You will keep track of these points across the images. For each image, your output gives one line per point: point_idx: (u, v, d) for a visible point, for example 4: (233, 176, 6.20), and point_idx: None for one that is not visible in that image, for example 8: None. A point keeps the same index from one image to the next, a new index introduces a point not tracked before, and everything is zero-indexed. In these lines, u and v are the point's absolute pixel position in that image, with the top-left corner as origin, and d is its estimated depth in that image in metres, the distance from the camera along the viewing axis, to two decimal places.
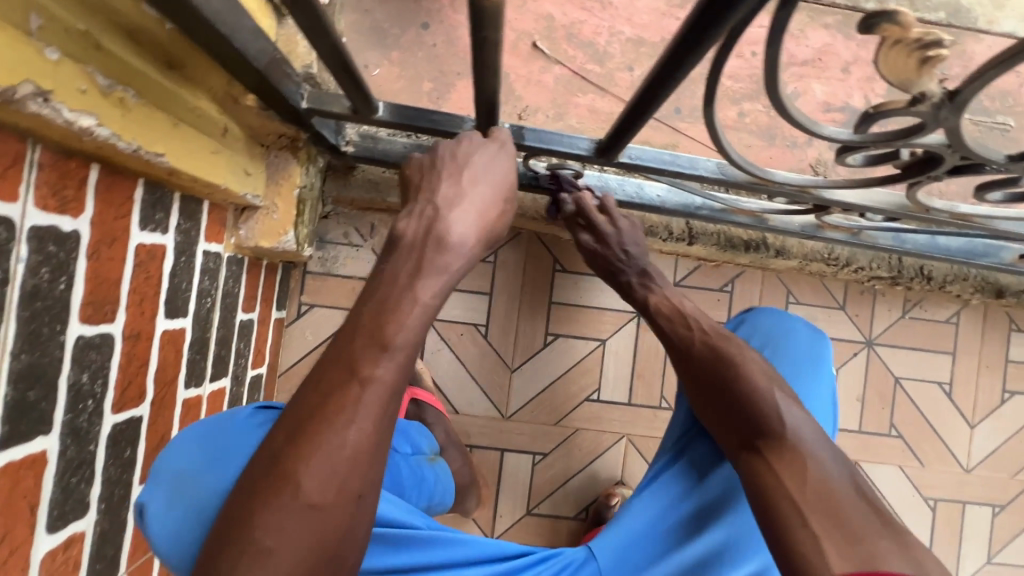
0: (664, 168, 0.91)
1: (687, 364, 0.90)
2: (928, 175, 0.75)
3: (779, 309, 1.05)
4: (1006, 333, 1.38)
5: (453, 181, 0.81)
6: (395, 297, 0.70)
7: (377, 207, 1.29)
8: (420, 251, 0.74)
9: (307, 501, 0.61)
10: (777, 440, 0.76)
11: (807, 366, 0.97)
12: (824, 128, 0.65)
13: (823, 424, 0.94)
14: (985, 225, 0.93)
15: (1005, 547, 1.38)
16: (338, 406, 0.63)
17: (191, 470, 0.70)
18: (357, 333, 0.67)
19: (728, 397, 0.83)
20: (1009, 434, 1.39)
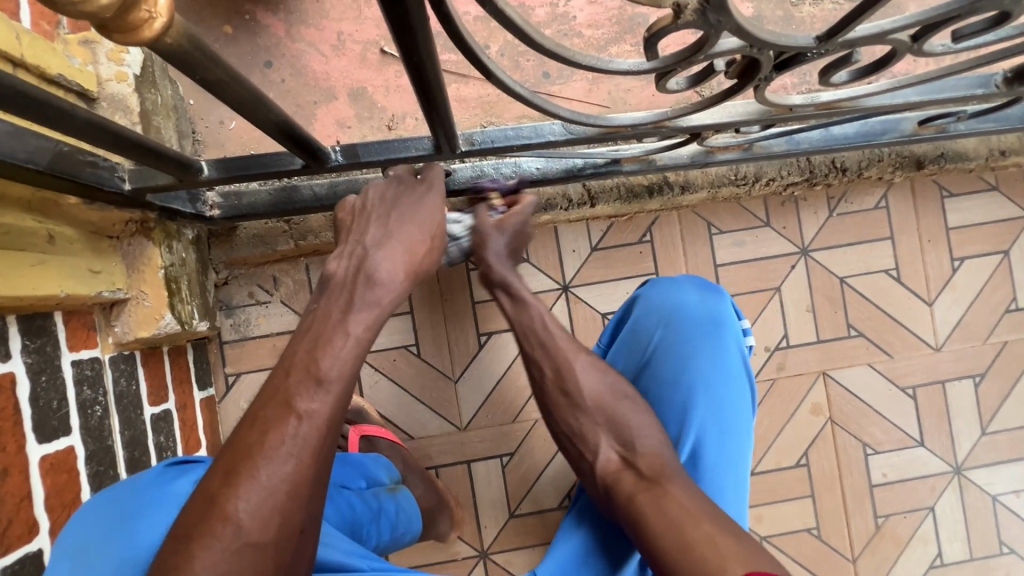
0: (512, 144, 0.87)
1: (556, 393, 0.88)
2: (758, 78, 0.72)
3: (679, 278, 1.00)
4: (939, 202, 1.34)
5: (381, 223, 0.79)
6: (328, 334, 0.68)
7: (272, 259, 1.25)
8: (352, 292, 0.73)
9: (245, 538, 0.57)
10: (650, 460, 0.81)
11: (704, 328, 0.94)
12: (608, 64, 0.61)
13: (730, 389, 0.90)
14: (852, 107, 0.89)
15: (997, 414, 1.35)
16: (275, 436, 0.61)
17: (98, 538, 0.63)
18: (290, 371, 0.65)
19: (603, 418, 0.86)
20: (970, 301, 1.34)
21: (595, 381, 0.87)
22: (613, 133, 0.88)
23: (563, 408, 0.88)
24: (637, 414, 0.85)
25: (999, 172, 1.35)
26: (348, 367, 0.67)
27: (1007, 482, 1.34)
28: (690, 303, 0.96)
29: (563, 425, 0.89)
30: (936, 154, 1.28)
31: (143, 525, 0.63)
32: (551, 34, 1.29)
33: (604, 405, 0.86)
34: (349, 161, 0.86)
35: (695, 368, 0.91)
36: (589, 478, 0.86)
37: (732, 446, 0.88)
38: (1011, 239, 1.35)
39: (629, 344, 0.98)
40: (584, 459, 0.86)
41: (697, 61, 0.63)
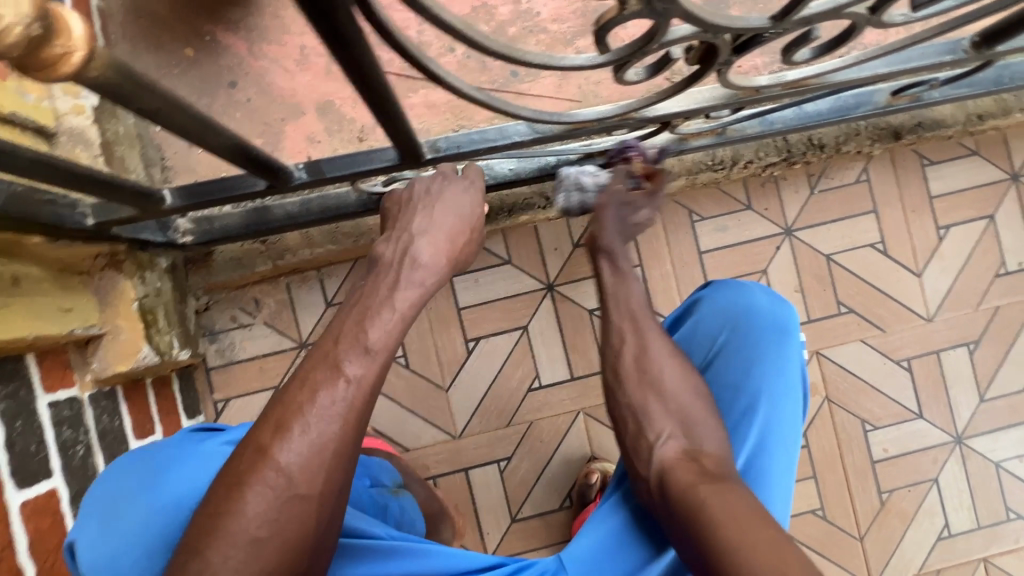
0: (478, 148, 0.86)
1: (637, 368, 0.89)
2: (718, 63, 0.70)
3: (741, 282, 0.99)
4: (920, 171, 1.33)
5: (424, 213, 0.81)
6: (375, 309, 0.71)
7: (253, 281, 1.24)
8: (400, 272, 0.75)
9: (294, 489, 0.62)
10: (712, 459, 0.79)
11: (769, 338, 0.93)
12: (557, 61, 0.60)
13: (787, 400, 0.89)
14: (819, 84, 0.88)
15: (994, 380, 1.33)
16: (324, 396, 0.64)
17: (131, 491, 0.71)
18: (339, 339, 0.69)
19: (674, 408, 0.85)
20: (959, 269, 1.33)
21: (676, 375, 0.88)
22: (579, 128, 0.87)
23: (636, 385, 0.88)
24: (707, 419, 0.85)
25: (978, 136, 1.33)
26: (392, 339, 0.71)
27: (1009, 448, 1.33)
28: (759, 307, 0.95)
29: (626, 399, 0.89)
30: (913, 124, 1.27)
31: (175, 481, 0.72)
32: (516, 31, 1.27)
33: (680, 398, 0.86)
34: (313, 178, 0.84)
35: (763, 374, 0.90)
36: (643, 461, 0.83)
37: (782, 458, 0.87)
38: (996, 203, 1.33)
39: (691, 345, 0.97)
40: (642, 441, 0.85)
41: (652, 50, 0.62)
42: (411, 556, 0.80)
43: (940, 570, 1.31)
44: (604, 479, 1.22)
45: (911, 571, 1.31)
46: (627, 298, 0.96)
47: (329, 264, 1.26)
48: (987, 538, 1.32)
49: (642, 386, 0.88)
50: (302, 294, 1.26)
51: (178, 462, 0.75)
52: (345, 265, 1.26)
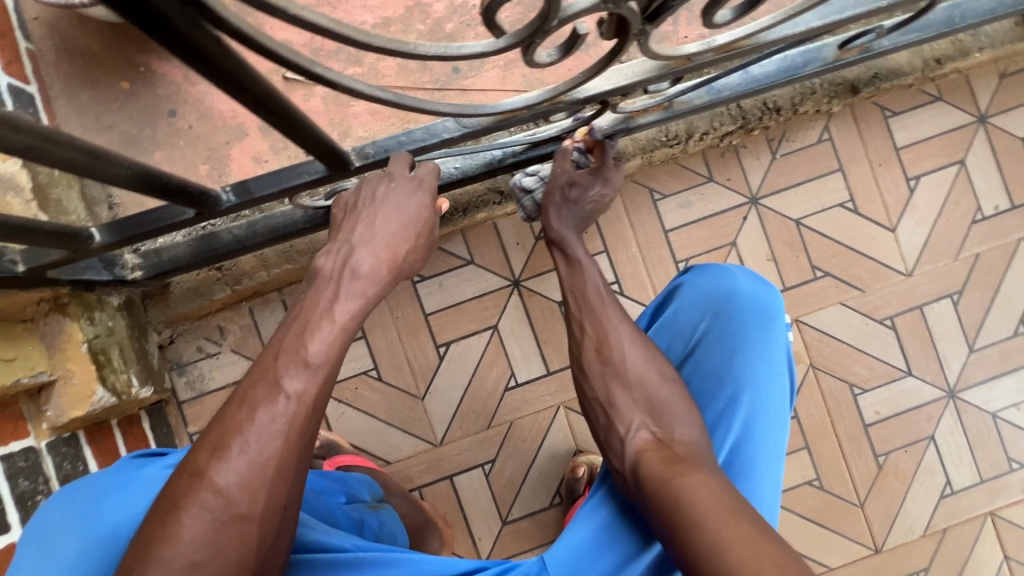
0: (408, 149, 0.83)
1: (603, 359, 0.86)
2: (633, 35, 0.67)
3: (725, 266, 0.95)
4: (883, 123, 1.29)
5: (365, 222, 0.76)
6: (314, 323, 0.67)
7: (214, 308, 1.22)
8: (339, 285, 0.71)
9: (233, 510, 0.57)
10: (684, 447, 0.76)
11: (750, 325, 0.89)
12: (451, 50, 0.57)
13: (770, 388, 0.86)
14: (751, 44, 0.85)
15: (983, 329, 1.30)
16: (261, 411, 0.60)
17: (66, 528, 0.62)
18: (279, 353, 0.64)
19: (640, 396, 0.82)
20: (934, 219, 1.29)
21: (639, 359, 0.85)
22: (510, 117, 0.84)
23: (604, 375, 0.85)
24: (679, 406, 0.81)
25: (940, 81, 1.29)
26: (334, 353, 0.66)
27: (1005, 397, 1.29)
28: (741, 294, 0.91)
29: (593, 392, 0.86)
30: (869, 76, 1.23)
31: (111, 514, 0.63)
32: (453, 27, 1.24)
33: (647, 385, 0.83)
34: (242, 199, 0.82)
35: (746, 362, 0.87)
36: (617, 453, 0.80)
37: (768, 448, 0.84)
38: (965, 148, 1.29)
39: (672, 333, 0.92)
40: (614, 433, 0.81)
41: (552, 29, 0.59)
42: (377, 568, 0.76)
43: (946, 528, 1.28)
44: (591, 470, 1.20)
45: (917, 532, 1.28)
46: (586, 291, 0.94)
47: (290, 284, 1.24)
48: (991, 491, 1.29)
49: (610, 374, 0.85)
50: (266, 317, 1.24)
51: (113, 496, 0.65)
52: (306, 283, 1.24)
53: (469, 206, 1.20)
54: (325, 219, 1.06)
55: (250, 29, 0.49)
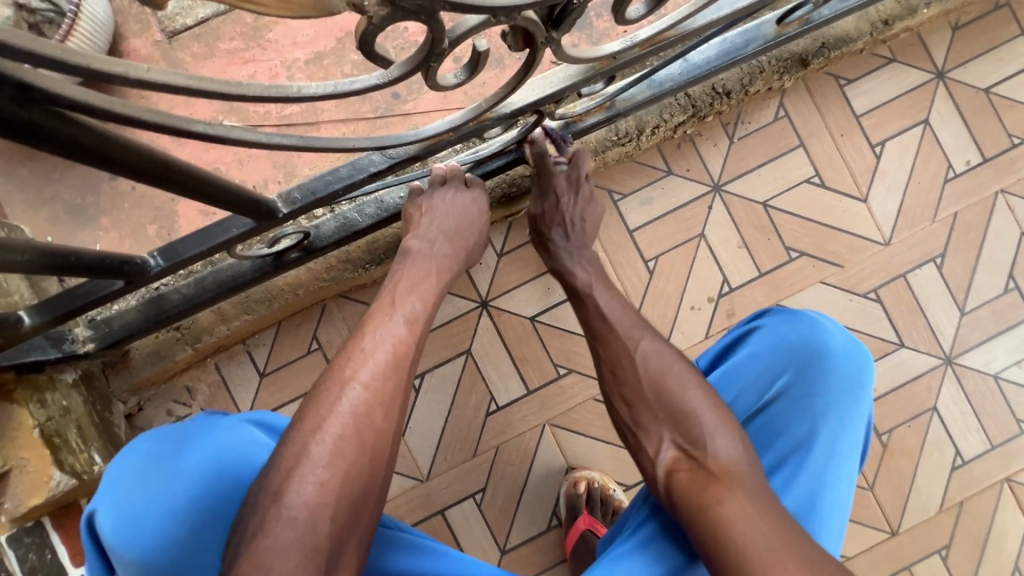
0: (336, 188, 0.80)
1: (620, 379, 0.88)
2: (543, 44, 0.64)
3: (814, 317, 0.89)
4: (839, 92, 1.25)
5: (431, 221, 0.96)
6: (412, 287, 0.90)
7: (179, 369, 1.18)
8: (426, 263, 0.94)
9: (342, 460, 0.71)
10: (719, 462, 0.75)
11: (835, 390, 0.84)
12: (337, 88, 0.54)
13: (845, 458, 0.82)
14: (679, 34, 0.82)
15: (971, 290, 1.25)
16: (379, 334, 0.82)
17: (154, 461, 0.77)
18: (377, 312, 0.86)
19: (666, 413, 0.82)
20: (906, 183, 1.25)
21: (658, 366, 0.86)
22: (438, 140, 0.80)
23: (627, 394, 0.86)
24: (708, 414, 0.79)
25: (892, 42, 1.26)
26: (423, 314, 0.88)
27: (1004, 356, 1.24)
28: (832, 350, 0.86)
29: (619, 407, 0.87)
30: (817, 47, 1.19)
31: (192, 454, 0.78)
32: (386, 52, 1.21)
33: (672, 398, 0.82)
34: (171, 262, 0.80)
35: (825, 427, 0.82)
36: (650, 477, 0.81)
37: (835, 522, 0.80)
38: (927, 107, 1.25)
39: (747, 383, 0.88)
40: (644, 454, 0.83)
41: (449, 51, 0.56)
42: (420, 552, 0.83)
43: (962, 502, 1.23)
44: (591, 486, 1.16)
45: (933, 509, 1.22)
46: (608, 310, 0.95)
47: (254, 334, 1.21)
48: (1004, 456, 1.23)
49: (629, 392, 0.87)
50: (233, 371, 1.20)
51: (196, 439, 0.80)
52: (270, 331, 1.21)
53: None
54: (275, 265, 1.03)
55: (90, 97, 0.47)
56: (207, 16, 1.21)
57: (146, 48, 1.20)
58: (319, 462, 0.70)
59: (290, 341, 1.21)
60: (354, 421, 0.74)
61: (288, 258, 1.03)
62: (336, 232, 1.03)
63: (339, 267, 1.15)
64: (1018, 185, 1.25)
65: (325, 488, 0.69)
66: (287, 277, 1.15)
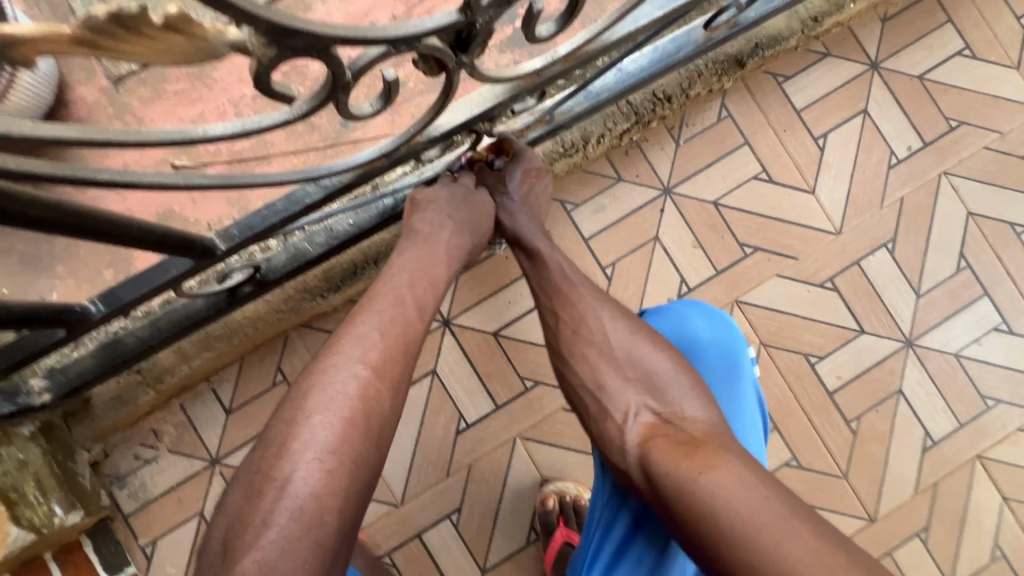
0: (273, 222, 0.81)
1: (583, 341, 0.84)
2: (456, 66, 0.65)
3: (706, 306, 0.94)
4: (778, 90, 1.28)
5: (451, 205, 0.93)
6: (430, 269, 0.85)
7: (143, 412, 1.18)
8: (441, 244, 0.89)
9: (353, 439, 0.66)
10: (697, 427, 0.75)
11: (727, 374, 0.88)
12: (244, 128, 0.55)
13: (750, 438, 0.87)
14: (599, 47, 0.84)
15: (924, 272, 1.27)
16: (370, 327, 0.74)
17: None
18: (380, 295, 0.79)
19: (634, 376, 0.80)
20: (851, 173, 1.27)
21: (620, 329, 0.84)
22: (371, 167, 0.81)
23: (589, 357, 0.83)
24: (677, 379, 0.80)
25: (825, 38, 1.29)
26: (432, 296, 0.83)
27: (963, 334, 1.26)
28: (705, 338, 0.90)
29: (579, 374, 0.84)
30: (751, 47, 1.21)
31: None
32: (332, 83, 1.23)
33: (640, 362, 0.81)
34: (113, 307, 0.80)
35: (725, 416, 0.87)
36: (617, 448, 0.78)
37: None
38: (864, 98, 1.29)
39: None
40: (608, 422, 0.80)
41: (355, 81, 0.57)
42: None
43: (936, 483, 1.23)
44: (562, 500, 1.16)
45: (908, 492, 1.23)
46: (566, 279, 0.91)
47: (217, 371, 1.20)
48: (972, 433, 1.24)
49: (591, 355, 0.84)
50: (198, 411, 1.20)
51: None
52: (233, 367, 1.21)
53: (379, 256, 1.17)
54: (229, 301, 1.03)
55: None
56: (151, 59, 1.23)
57: (93, 95, 1.21)
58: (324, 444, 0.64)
59: (254, 376, 1.21)
60: (361, 405, 0.67)
61: (241, 293, 1.03)
62: (288, 264, 1.03)
63: (297, 296, 1.16)
64: (960, 166, 1.28)
65: (331, 477, 0.63)
66: (245, 311, 1.15)
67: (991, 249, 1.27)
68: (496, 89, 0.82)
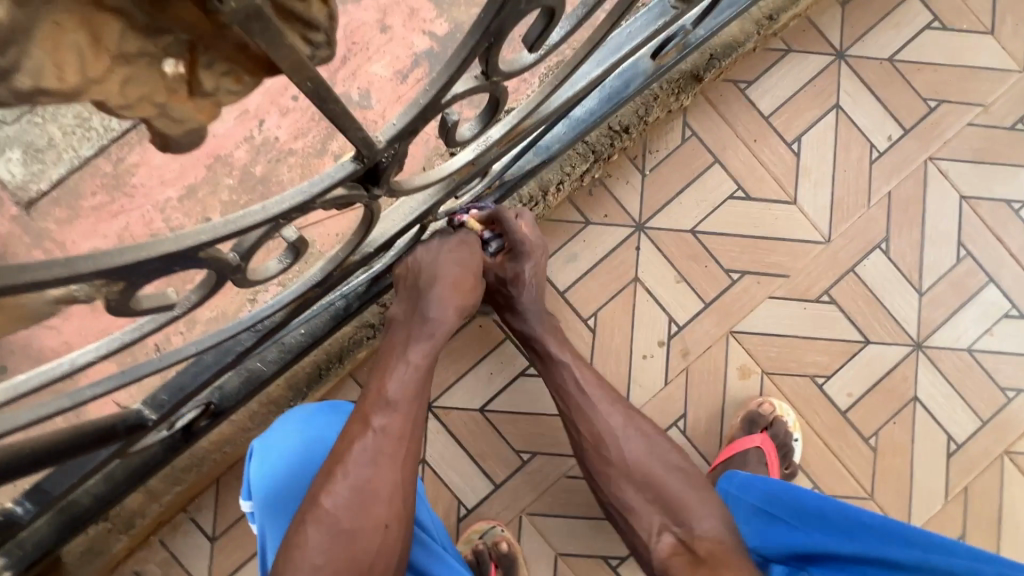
0: (204, 377, 0.75)
1: (603, 459, 0.84)
2: (369, 197, 0.56)
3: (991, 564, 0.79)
4: (741, 98, 1.18)
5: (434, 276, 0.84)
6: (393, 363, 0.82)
7: (122, 557, 1.09)
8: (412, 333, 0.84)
9: (342, 526, 0.71)
10: (707, 547, 0.77)
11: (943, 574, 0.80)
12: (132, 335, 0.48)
13: None
14: (537, 119, 0.74)
15: (924, 267, 1.19)
16: (359, 445, 0.75)
17: None
18: (367, 398, 0.79)
19: (654, 498, 0.81)
20: (833, 174, 1.19)
21: (639, 447, 0.84)
22: (303, 298, 0.74)
23: (613, 474, 0.83)
24: (694, 497, 0.80)
25: (784, 33, 1.19)
26: (410, 388, 0.80)
27: (973, 327, 1.18)
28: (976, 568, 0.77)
29: (604, 486, 0.84)
30: (706, 60, 1.12)
31: None
32: (263, 169, 1.05)
33: (658, 483, 0.81)
34: (41, 504, 0.78)
35: (805, 519, 0.87)
36: (645, 559, 0.80)
37: None
38: (835, 91, 1.19)
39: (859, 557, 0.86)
40: (636, 537, 0.81)
41: (253, 254, 0.49)
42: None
43: (967, 487, 1.16)
44: None
45: (939, 501, 1.16)
46: (565, 389, 0.89)
47: (193, 498, 1.12)
48: (997, 429, 1.17)
49: (609, 474, 0.84)
50: (181, 544, 1.12)
51: None
52: (210, 491, 1.12)
53: (343, 352, 1.08)
54: (186, 440, 0.94)
55: None
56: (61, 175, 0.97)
57: None
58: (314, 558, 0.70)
59: (234, 497, 1.12)
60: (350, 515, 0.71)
61: (198, 428, 0.94)
62: (242, 388, 0.95)
63: (262, 410, 1.07)
64: (946, 149, 1.19)
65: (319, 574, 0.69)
66: (211, 436, 1.06)
67: (990, 231, 1.19)
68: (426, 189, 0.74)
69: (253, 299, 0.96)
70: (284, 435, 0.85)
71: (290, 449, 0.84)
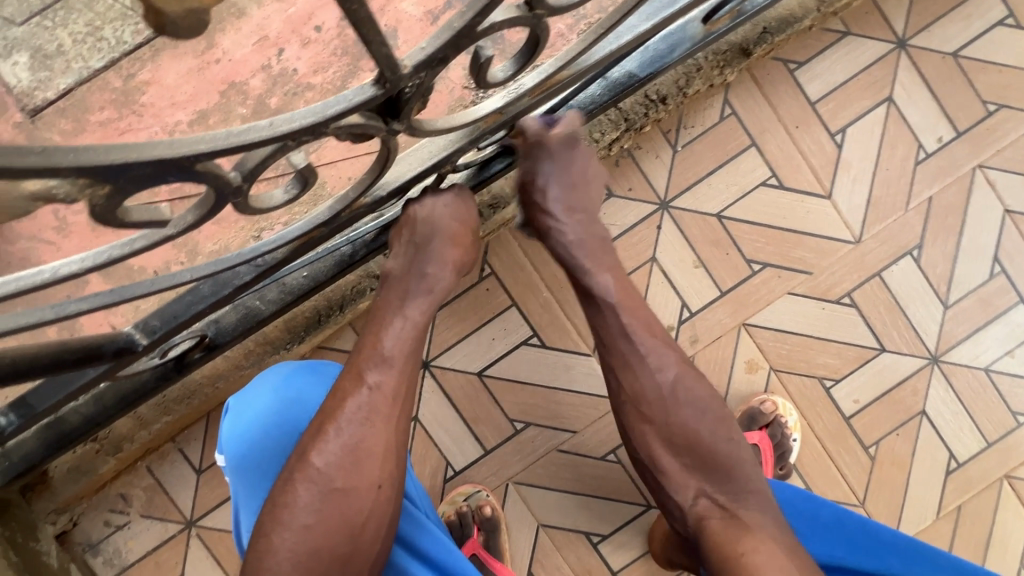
0: (198, 308, 0.72)
1: (645, 417, 0.78)
2: (388, 131, 0.51)
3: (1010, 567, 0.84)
4: (789, 79, 1.11)
5: (428, 231, 0.81)
6: (387, 320, 0.78)
7: (108, 478, 1.10)
8: (407, 289, 0.80)
9: (333, 484, 0.70)
10: (748, 513, 0.75)
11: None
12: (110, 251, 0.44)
13: None
14: (577, 73, 0.69)
15: (953, 279, 1.14)
16: (351, 403, 0.72)
17: None
18: (361, 352, 0.76)
19: (693, 461, 0.77)
20: (874, 172, 1.12)
21: (686, 405, 0.78)
22: (308, 236, 0.71)
23: (655, 427, 0.78)
24: (738, 465, 0.77)
25: (844, 13, 1.11)
26: (406, 345, 0.77)
27: (995, 347, 1.14)
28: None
29: (642, 447, 0.80)
30: (758, 33, 1.04)
31: None
32: (279, 101, 0.91)
33: (699, 444, 0.77)
34: (26, 417, 0.77)
35: (819, 529, 0.88)
36: (677, 518, 0.79)
37: None
38: (890, 82, 1.12)
39: None
40: (670, 498, 0.79)
41: (258, 174, 0.44)
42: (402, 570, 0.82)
43: (960, 506, 1.14)
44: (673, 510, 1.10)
45: (929, 517, 1.14)
46: (610, 332, 0.82)
47: (183, 430, 1.12)
48: (1001, 453, 1.15)
49: (648, 430, 0.79)
50: (167, 472, 1.12)
51: None
52: (200, 424, 1.12)
53: (345, 301, 1.05)
54: (178, 371, 0.92)
55: None
56: (68, 86, 0.89)
57: None
58: (300, 520, 0.68)
59: None
60: (342, 467, 0.70)
61: (190, 360, 0.91)
62: (239, 325, 0.92)
63: (258, 351, 1.05)
64: (998, 157, 1.13)
65: (313, 531, 0.69)
66: (204, 370, 1.05)
67: None
68: (448, 134, 0.70)
69: (258, 236, 0.92)
70: (257, 395, 0.85)
71: (262, 410, 0.84)
